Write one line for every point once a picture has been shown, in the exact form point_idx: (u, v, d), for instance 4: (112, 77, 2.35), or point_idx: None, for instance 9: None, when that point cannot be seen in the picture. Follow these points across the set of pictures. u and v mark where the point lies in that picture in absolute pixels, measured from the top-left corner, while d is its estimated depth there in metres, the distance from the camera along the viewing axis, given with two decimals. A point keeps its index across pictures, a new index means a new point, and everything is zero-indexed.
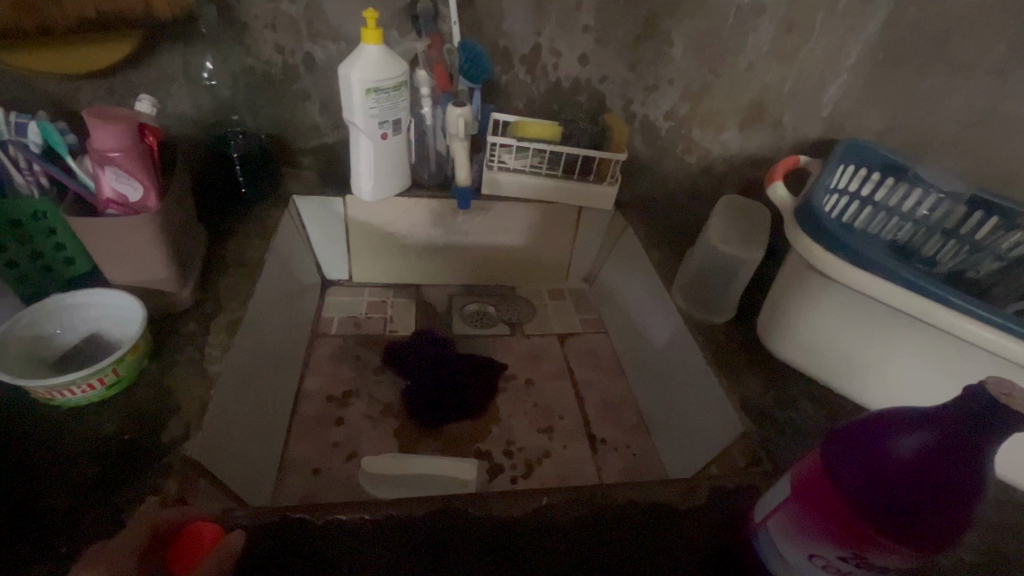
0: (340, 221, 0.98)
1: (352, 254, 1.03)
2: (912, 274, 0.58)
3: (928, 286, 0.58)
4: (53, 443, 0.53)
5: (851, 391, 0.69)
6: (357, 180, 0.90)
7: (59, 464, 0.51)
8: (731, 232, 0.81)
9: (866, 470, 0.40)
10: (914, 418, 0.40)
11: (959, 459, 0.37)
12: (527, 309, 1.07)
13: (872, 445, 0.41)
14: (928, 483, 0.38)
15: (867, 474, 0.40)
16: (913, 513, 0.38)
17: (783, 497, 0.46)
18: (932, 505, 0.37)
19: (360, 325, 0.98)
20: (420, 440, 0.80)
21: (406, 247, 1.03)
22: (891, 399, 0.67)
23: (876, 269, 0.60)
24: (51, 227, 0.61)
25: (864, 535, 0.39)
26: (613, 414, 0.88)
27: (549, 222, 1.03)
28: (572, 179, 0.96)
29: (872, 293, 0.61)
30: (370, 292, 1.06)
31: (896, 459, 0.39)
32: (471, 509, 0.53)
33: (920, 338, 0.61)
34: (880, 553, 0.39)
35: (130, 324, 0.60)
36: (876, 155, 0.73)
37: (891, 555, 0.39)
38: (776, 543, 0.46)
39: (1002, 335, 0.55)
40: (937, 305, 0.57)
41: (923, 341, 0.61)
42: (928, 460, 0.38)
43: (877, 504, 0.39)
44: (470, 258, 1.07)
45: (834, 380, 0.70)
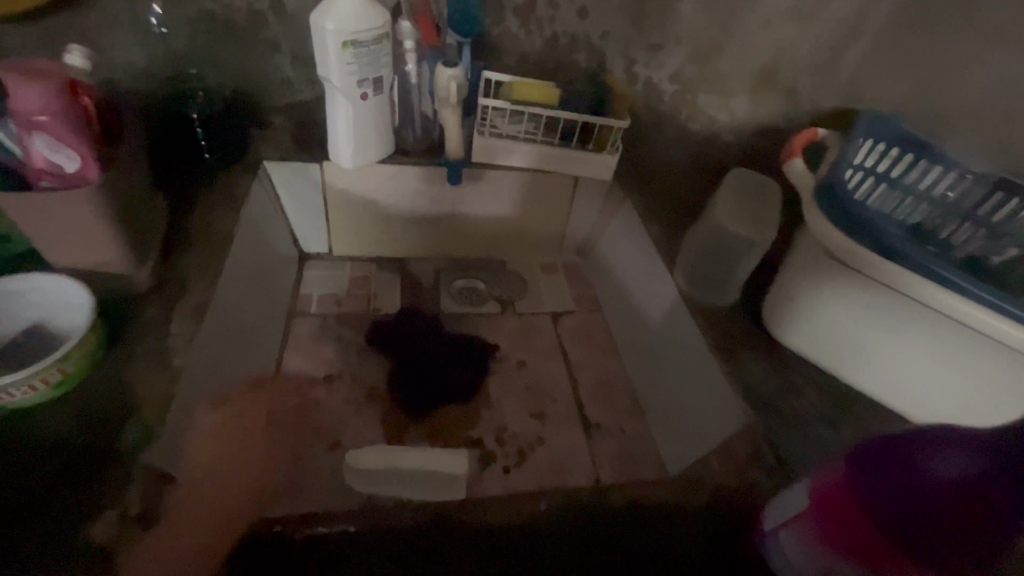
0: (316, 189, 0.90)
1: (330, 225, 0.95)
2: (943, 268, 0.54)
3: (959, 281, 0.54)
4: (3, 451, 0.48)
5: (858, 382, 0.66)
6: (336, 146, 0.82)
7: (13, 476, 0.47)
8: (739, 209, 0.76)
9: (900, 491, 0.39)
10: (958, 442, 0.38)
11: (1009, 493, 0.35)
12: (517, 284, 1.01)
13: (912, 463, 0.39)
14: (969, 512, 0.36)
15: (901, 494, 0.39)
16: (949, 540, 0.37)
17: (799, 508, 0.44)
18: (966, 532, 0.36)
19: (340, 302, 0.91)
20: (406, 428, 0.75)
21: (389, 218, 0.96)
22: (902, 396, 0.63)
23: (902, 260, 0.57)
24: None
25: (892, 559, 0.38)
26: (608, 397, 0.85)
27: (543, 193, 0.96)
28: (570, 147, 0.88)
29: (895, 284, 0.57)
30: (352, 266, 0.99)
31: (936, 483, 0.38)
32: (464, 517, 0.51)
33: (941, 336, 0.58)
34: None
35: (74, 313, 0.53)
36: (895, 130, 0.69)
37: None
38: (790, 555, 0.45)
39: None
40: (968, 303, 0.54)
41: (943, 339, 0.58)
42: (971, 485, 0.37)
43: (909, 527, 0.38)
44: (459, 230, 1.00)
45: (840, 370, 0.67)
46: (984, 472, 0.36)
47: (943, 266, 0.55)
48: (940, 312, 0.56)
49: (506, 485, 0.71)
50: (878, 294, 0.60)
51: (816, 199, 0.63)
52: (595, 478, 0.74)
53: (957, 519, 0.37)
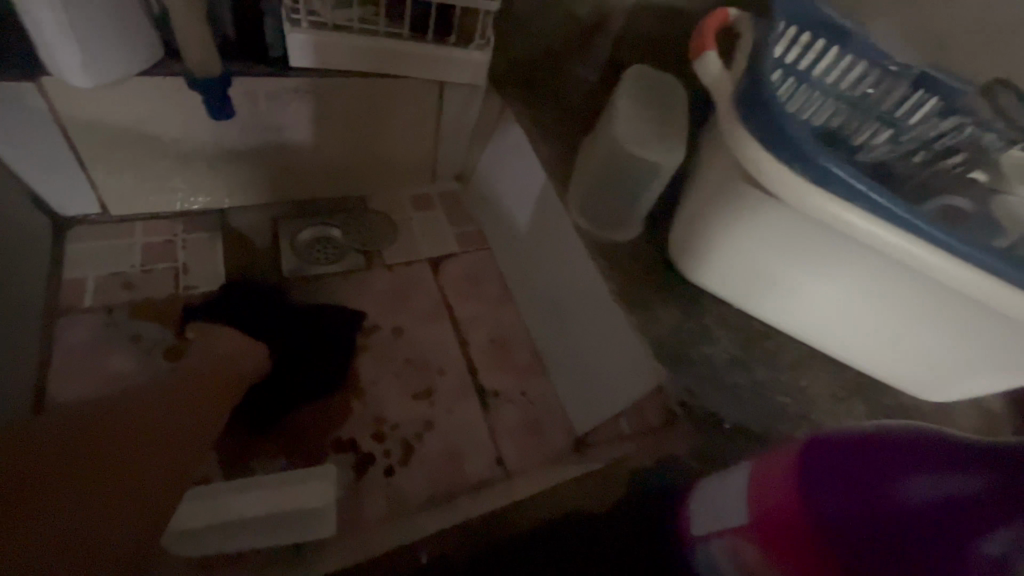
0: (45, 124, 0.59)
1: (93, 175, 0.66)
2: (888, 199, 0.43)
3: (909, 216, 0.43)
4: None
5: (777, 320, 0.59)
6: (50, 51, 0.52)
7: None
8: (641, 120, 0.61)
9: (858, 511, 0.32)
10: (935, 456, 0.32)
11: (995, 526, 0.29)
12: (385, 227, 0.81)
13: (882, 483, 0.32)
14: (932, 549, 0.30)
15: (861, 515, 0.32)
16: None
17: (738, 524, 0.37)
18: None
19: (134, 286, 0.67)
20: (254, 443, 0.61)
21: (185, 157, 0.69)
22: (817, 332, 0.57)
23: (842, 190, 0.44)
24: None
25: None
26: (506, 357, 0.73)
27: (396, 108, 0.73)
28: (424, 40, 0.65)
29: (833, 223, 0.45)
30: (146, 230, 0.72)
31: (905, 507, 0.31)
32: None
33: (874, 273, 0.49)
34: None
35: None
36: (812, 9, 0.55)
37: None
38: (722, 570, 0.39)
39: (988, 280, 0.43)
40: (917, 244, 0.44)
41: (876, 277, 0.49)
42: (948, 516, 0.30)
43: (861, 554, 0.31)
44: (294, 166, 0.75)
45: (759, 309, 0.59)
46: (962, 496, 0.30)
47: (886, 195, 0.44)
48: (874, 249, 0.46)
49: (391, 492, 0.60)
50: (805, 227, 0.49)
51: (740, 114, 0.47)
52: (496, 458, 0.65)
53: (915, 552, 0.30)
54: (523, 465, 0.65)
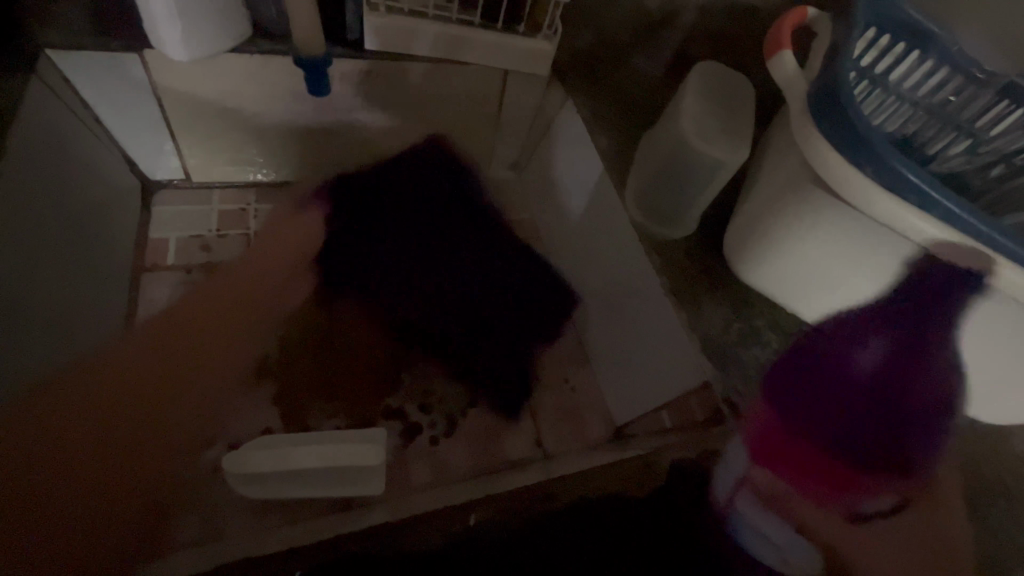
0: (144, 92, 0.64)
1: (181, 144, 0.71)
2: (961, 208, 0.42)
3: (986, 229, 0.42)
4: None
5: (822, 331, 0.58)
6: (154, 26, 0.56)
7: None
8: (707, 118, 0.61)
9: (831, 404, 0.49)
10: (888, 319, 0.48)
11: (912, 364, 0.48)
12: None
13: (830, 371, 0.50)
14: (912, 405, 0.47)
15: (833, 406, 0.49)
16: (879, 427, 0.48)
17: (744, 472, 0.54)
18: (882, 413, 0.48)
19: (211, 249, 0.72)
20: (310, 403, 0.65)
21: (263, 131, 0.73)
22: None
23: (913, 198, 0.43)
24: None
25: (841, 502, 0.50)
26: (550, 345, 0.75)
27: (460, 94, 0.75)
28: (495, 29, 0.67)
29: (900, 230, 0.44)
30: (222, 197, 0.77)
31: (860, 376, 0.49)
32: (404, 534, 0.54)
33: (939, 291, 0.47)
34: (891, 489, 0.48)
35: None
36: (897, 12, 0.53)
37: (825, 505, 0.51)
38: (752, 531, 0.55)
39: None
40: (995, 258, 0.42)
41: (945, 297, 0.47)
42: (886, 371, 0.48)
43: (855, 441, 0.48)
44: (360, 145, 0.79)
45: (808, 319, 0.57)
46: (896, 351, 0.48)
47: (962, 203, 0.42)
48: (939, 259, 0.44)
49: (434, 461, 0.63)
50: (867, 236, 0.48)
51: (814, 112, 0.47)
52: (535, 440, 0.67)
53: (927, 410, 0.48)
54: (561, 450, 0.67)
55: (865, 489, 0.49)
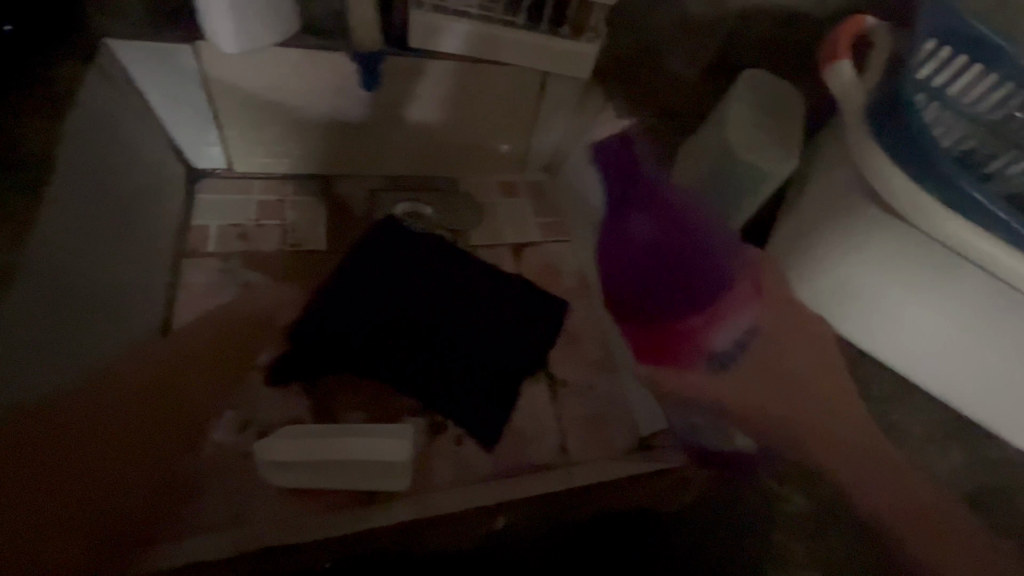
0: (193, 81, 0.66)
1: (226, 133, 0.73)
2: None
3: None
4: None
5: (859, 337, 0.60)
6: (207, 16, 0.58)
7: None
8: (756, 128, 0.59)
9: (625, 258, 0.68)
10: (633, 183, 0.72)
11: (680, 207, 0.66)
12: (473, 208, 0.84)
13: (620, 237, 0.70)
14: (678, 238, 0.65)
15: (629, 259, 0.68)
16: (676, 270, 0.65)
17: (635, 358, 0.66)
18: (678, 257, 0.65)
19: (247, 236, 0.73)
20: (336, 395, 0.64)
21: (303, 124, 0.74)
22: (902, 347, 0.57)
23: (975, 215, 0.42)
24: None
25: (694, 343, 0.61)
26: (579, 350, 0.73)
27: (500, 93, 0.75)
28: (537, 30, 0.67)
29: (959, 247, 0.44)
30: (261, 188, 0.77)
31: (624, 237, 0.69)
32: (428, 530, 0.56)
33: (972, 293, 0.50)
34: (710, 308, 0.62)
35: None
36: (961, 24, 0.50)
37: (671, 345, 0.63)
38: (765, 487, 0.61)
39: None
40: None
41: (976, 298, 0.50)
42: (661, 224, 0.67)
43: (655, 282, 0.65)
44: (397, 141, 0.80)
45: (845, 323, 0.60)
46: (653, 210, 0.68)
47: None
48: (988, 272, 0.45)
49: (457, 460, 0.62)
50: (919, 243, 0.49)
51: (872, 129, 0.46)
52: (560, 446, 0.65)
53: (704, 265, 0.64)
54: (587, 458, 0.65)
55: (724, 305, 0.62)
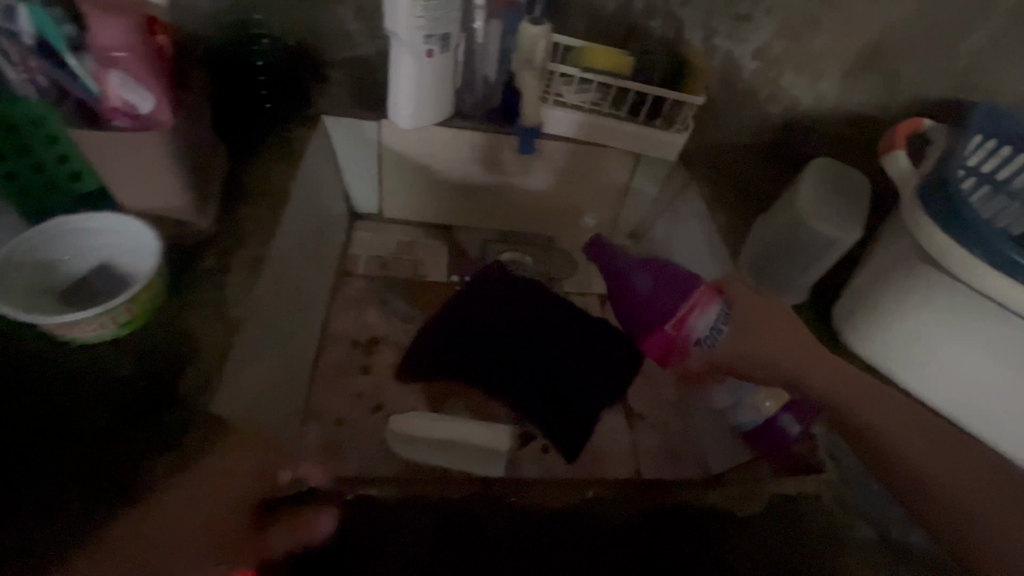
0: (373, 148, 0.87)
1: (385, 186, 0.93)
2: None
3: None
4: (99, 404, 0.49)
5: (944, 364, 0.61)
6: (394, 104, 0.79)
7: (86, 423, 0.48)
8: (822, 205, 0.71)
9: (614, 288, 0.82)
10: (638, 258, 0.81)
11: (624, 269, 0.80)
12: (566, 262, 0.99)
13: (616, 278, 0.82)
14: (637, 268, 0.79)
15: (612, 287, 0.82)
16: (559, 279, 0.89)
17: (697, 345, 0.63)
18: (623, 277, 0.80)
19: (388, 267, 0.91)
20: (450, 396, 0.75)
21: (442, 185, 0.93)
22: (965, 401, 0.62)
23: (1017, 272, 0.51)
24: (37, 116, 0.51)
25: (682, 330, 0.62)
26: (655, 388, 0.82)
27: (598, 168, 0.91)
28: (636, 122, 0.83)
29: (998, 296, 0.52)
30: (401, 230, 0.97)
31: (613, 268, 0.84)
32: (518, 493, 0.52)
33: (1009, 330, 0.55)
34: (707, 303, 0.61)
35: (146, 258, 0.52)
36: (1014, 126, 0.61)
37: (667, 352, 0.64)
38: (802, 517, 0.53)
39: None
40: None
41: (1008, 337, 0.55)
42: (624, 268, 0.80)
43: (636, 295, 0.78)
44: (513, 201, 0.97)
45: (917, 355, 0.62)
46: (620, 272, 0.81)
47: None
48: (1014, 312, 0.53)
49: (544, 466, 0.71)
50: (964, 298, 0.56)
51: (923, 201, 0.57)
52: (633, 466, 0.73)
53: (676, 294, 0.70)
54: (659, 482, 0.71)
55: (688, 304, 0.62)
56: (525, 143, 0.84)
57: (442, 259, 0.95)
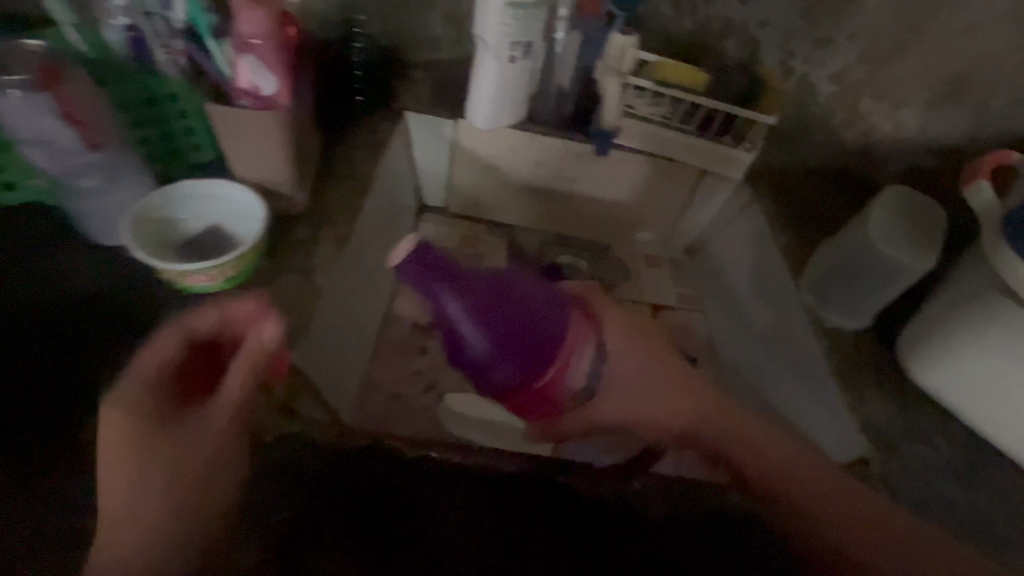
0: (447, 146, 0.91)
1: (454, 182, 0.97)
2: None
3: None
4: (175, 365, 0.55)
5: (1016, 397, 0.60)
6: (473, 105, 0.83)
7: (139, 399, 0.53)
8: (895, 232, 0.71)
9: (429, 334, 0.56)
10: (458, 283, 0.54)
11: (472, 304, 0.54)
12: (621, 271, 1.01)
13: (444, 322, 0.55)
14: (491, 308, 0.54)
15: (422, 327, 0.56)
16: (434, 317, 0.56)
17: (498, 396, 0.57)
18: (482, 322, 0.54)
19: (451, 259, 0.96)
20: None
21: (507, 186, 0.97)
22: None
23: None
24: (172, 94, 0.58)
25: (556, 396, 0.55)
26: None
27: (663, 181, 0.93)
28: (705, 137, 0.84)
29: None
30: (464, 225, 1.02)
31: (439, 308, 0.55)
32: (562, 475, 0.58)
33: None
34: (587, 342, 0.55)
35: (252, 222, 0.58)
36: None
37: (499, 404, 0.59)
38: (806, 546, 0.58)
39: None
40: None
41: None
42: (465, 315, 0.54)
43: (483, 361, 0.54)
44: (574, 206, 1.00)
45: (986, 386, 0.62)
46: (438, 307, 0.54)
47: None
48: None
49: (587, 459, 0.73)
50: None
51: (1006, 235, 0.55)
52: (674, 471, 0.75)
53: (540, 364, 0.54)
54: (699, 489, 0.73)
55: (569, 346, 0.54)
56: (602, 147, 0.86)
57: (502, 256, 0.99)
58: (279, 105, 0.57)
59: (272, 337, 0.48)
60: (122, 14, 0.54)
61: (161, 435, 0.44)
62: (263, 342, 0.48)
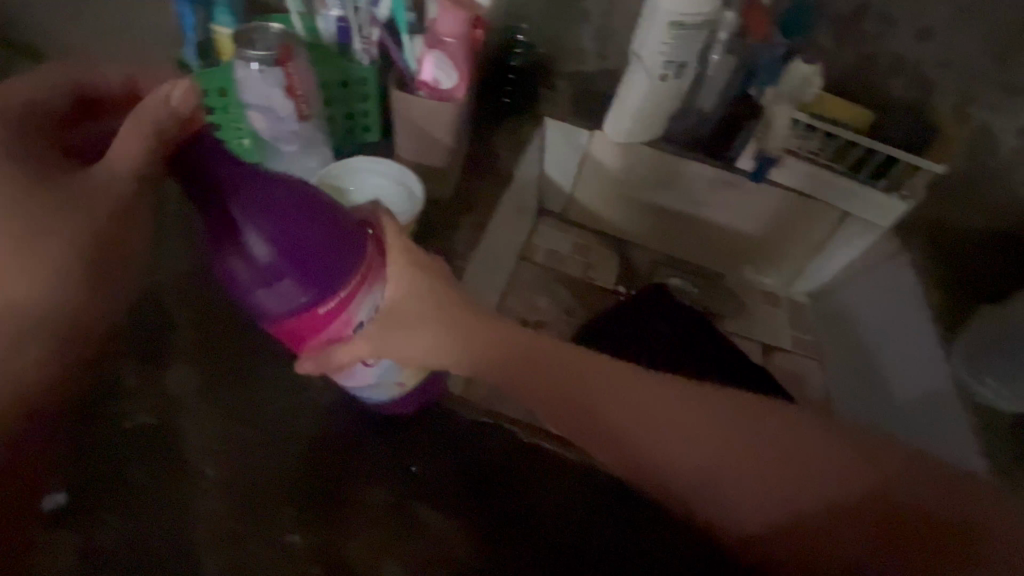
0: (579, 154, 0.93)
1: (576, 190, 1.00)
2: None
3: None
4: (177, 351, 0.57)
5: None
6: (614, 119, 0.84)
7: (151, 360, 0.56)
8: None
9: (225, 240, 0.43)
10: (246, 176, 0.43)
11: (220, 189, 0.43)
12: (734, 303, 0.98)
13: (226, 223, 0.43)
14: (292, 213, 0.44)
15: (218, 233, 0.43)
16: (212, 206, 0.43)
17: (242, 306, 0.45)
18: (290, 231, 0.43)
19: (562, 262, 0.98)
20: None
21: (630, 200, 0.97)
22: None
23: None
24: (364, 78, 0.66)
25: (329, 326, 0.43)
26: None
27: (798, 218, 0.89)
28: (858, 179, 0.79)
29: None
30: (576, 232, 1.03)
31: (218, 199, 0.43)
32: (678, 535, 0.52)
33: None
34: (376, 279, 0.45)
35: (408, 200, 0.63)
36: None
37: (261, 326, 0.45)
38: None
39: None
40: None
41: None
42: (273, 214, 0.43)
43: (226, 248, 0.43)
44: (694, 230, 0.98)
45: None
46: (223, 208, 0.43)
47: None
48: None
49: None
50: None
51: None
52: None
53: (324, 278, 0.42)
54: None
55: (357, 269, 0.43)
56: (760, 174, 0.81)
57: (614, 267, 1.00)
58: (451, 98, 0.62)
59: (181, 101, 0.42)
60: (337, 6, 0.63)
61: (46, 190, 0.39)
62: (170, 104, 0.42)
